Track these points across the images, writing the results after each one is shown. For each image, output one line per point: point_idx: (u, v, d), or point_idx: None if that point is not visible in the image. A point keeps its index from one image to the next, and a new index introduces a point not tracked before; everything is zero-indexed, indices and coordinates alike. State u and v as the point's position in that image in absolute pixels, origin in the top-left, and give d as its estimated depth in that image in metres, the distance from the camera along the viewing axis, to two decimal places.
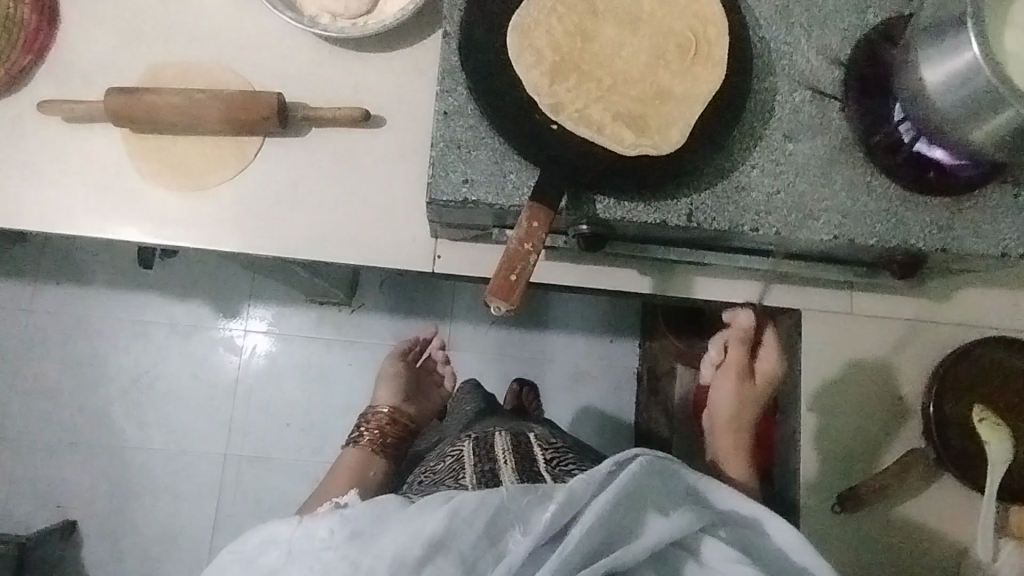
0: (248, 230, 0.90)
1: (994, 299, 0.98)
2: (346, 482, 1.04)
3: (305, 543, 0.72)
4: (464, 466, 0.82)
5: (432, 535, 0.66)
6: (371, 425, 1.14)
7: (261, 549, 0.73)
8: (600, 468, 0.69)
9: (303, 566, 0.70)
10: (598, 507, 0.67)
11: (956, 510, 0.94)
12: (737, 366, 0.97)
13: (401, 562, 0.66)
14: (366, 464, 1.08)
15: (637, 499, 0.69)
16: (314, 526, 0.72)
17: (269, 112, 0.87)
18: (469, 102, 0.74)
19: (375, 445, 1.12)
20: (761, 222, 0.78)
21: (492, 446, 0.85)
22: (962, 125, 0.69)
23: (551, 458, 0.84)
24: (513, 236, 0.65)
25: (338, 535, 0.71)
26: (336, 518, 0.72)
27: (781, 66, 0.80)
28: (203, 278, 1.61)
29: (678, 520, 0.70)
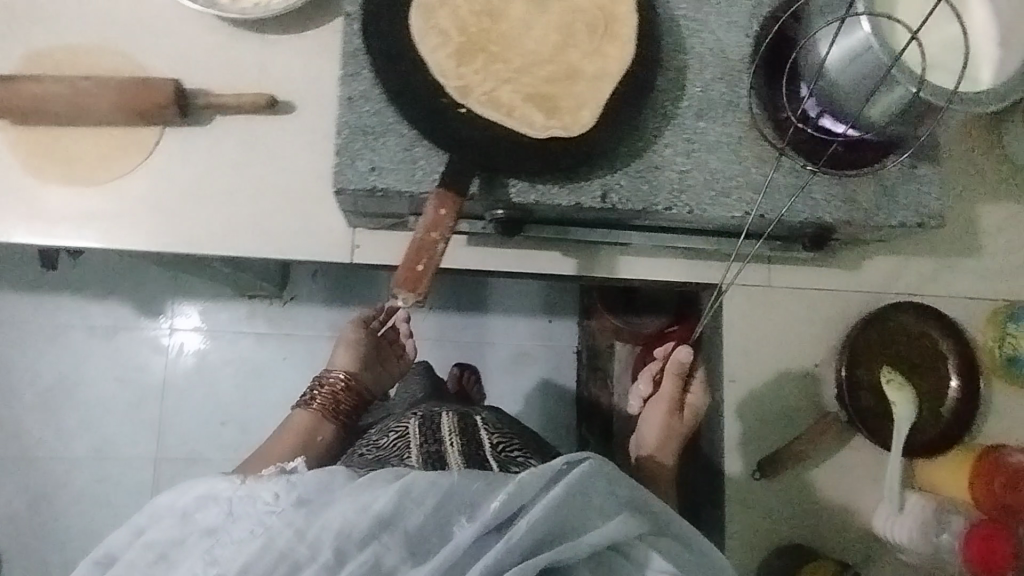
0: (148, 228, 0.85)
1: (902, 266, 1.02)
2: (291, 447, 0.93)
3: (247, 503, 0.61)
4: (411, 444, 0.78)
5: (381, 510, 0.58)
6: (324, 389, 1.01)
7: (199, 504, 0.62)
8: (551, 464, 0.61)
9: (241, 529, 0.59)
10: (542, 506, 0.59)
11: (869, 467, 0.99)
12: (668, 398, 0.98)
13: (347, 536, 0.57)
14: (314, 430, 0.97)
15: (583, 504, 0.61)
16: (258, 487, 0.61)
17: (165, 102, 0.82)
18: (375, 87, 0.72)
19: (327, 410, 1.00)
20: (676, 201, 0.78)
21: (438, 426, 0.82)
22: (859, 101, 0.71)
23: (496, 445, 0.82)
24: (420, 225, 0.64)
25: (284, 500, 0.60)
26: (283, 482, 0.62)
27: (690, 44, 0.81)
28: (121, 276, 1.52)
29: (625, 527, 0.62)
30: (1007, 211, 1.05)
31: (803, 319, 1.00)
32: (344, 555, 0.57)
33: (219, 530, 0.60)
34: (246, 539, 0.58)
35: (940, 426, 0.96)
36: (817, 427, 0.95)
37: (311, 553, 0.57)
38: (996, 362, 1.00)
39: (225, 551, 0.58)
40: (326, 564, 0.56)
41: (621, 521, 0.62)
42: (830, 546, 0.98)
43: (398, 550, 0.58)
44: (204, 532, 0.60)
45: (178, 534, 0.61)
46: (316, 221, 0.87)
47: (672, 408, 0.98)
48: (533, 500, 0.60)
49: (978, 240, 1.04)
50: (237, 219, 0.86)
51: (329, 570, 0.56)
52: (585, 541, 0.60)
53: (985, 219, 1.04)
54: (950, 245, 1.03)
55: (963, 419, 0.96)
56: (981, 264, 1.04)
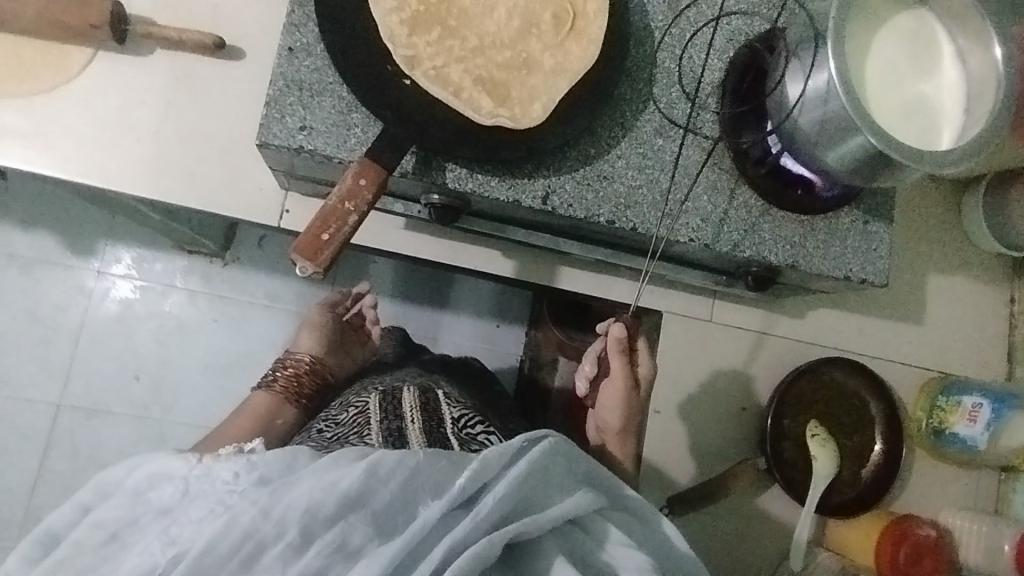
0: (60, 152, 0.79)
1: (843, 321, 1.01)
2: (248, 427, 0.84)
3: (204, 483, 0.57)
4: (371, 421, 0.71)
5: (347, 490, 0.52)
6: (287, 371, 0.94)
7: (152, 483, 0.58)
8: (513, 442, 0.58)
9: (199, 508, 0.55)
10: (505, 484, 0.56)
11: (784, 520, 0.97)
12: (621, 374, 0.83)
13: (313, 516, 0.51)
14: (274, 412, 0.89)
15: (545, 480, 0.59)
16: (216, 466, 0.58)
17: (100, 21, 0.76)
18: (320, 42, 0.67)
19: (288, 393, 0.92)
20: (620, 215, 0.75)
21: (400, 401, 0.75)
22: (819, 145, 0.69)
23: (459, 420, 0.75)
24: (336, 192, 0.59)
25: (243, 481, 0.56)
26: (243, 461, 0.58)
27: (662, 58, 0.78)
28: (55, 209, 1.43)
29: (587, 502, 0.60)
30: (954, 285, 1.05)
31: (738, 360, 0.98)
32: (310, 534, 0.51)
33: (173, 510, 0.56)
34: (206, 516, 0.54)
35: (858, 488, 0.95)
36: (732, 469, 0.92)
37: (276, 533, 0.51)
38: (921, 432, 1.00)
39: (181, 530, 0.54)
40: (291, 544, 0.51)
41: (582, 496, 0.60)
42: None
43: (364, 529, 0.53)
44: (160, 512, 0.56)
45: (130, 515, 0.56)
46: (246, 178, 0.82)
47: (631, 386, 0.84)
48: (495, 476, 0.57)
49: (923, 308, 1.03)
50: (160, 159, 0.80)
51: (294, 551, 0.51)
52: (549, 515, 0.58)
53: (932, 289, 1.04)
54: (895, 309, 1.02)
55: (884, 483, 0.94)
56: (922, 332, 1.03)
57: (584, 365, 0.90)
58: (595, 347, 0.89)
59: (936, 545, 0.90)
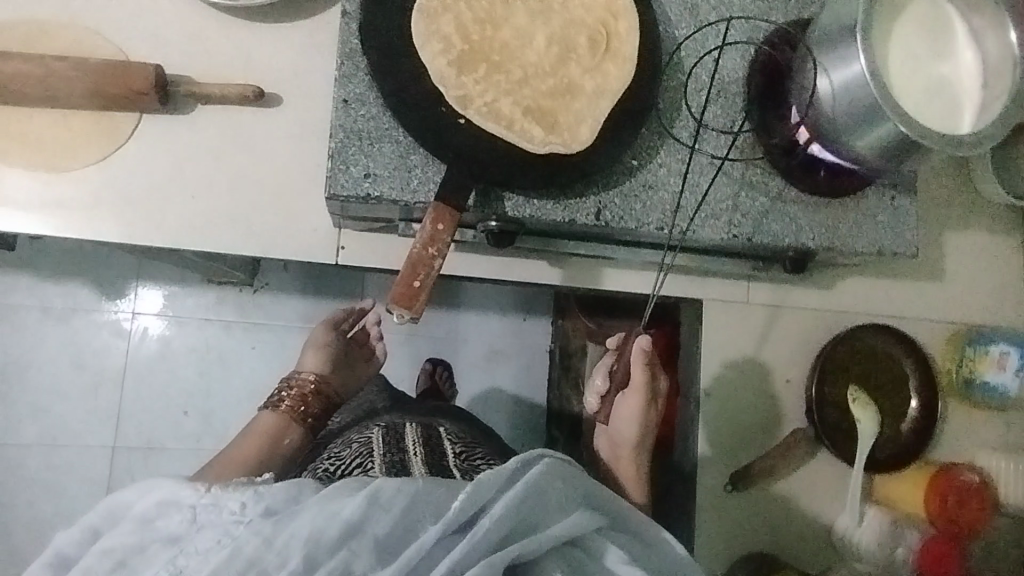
0: (123, 217, 0.81)
1: (869, 287, 1.06)
2: (256, 454, 0.89)
3: (212, 513, 0.61)
4: (374, 453, 0.76)
5: (349, 517, 0.57)
6: (294, 391, 0.98)
7: (160, 511, 0.62)
8: (508, 464, 0.63)
9: (207, 538, 0.59)
10: (501, 506, 0.60)
11: (835, 481, 1.02)
12: (637, 386, 0.89)
13: (316, 543, 0.55)
14: (282, 433, 0.93)
15: (544, 500, 0.63)
16: (225, 497, 0.61)
17: (145, 87, 0.78)
18: (372, 90, 0.71)
19: (295, 413, 0.96)
20: (667, 221, 0.80)
21: (402, 436, 0.81)
22: (849, 133, 0.72)
23: (460, 453, 0.81)
24: (418, 239, 0.65)
25: (251, 511, 0.60)
26: (250, 493, 0.62)
27: (689, 64, 0.82)
28: (83, 257, 1.45)
29: (585, 520, 0.64)
30: (969, 241, 1.10)
31: (777, 337, 1.03)
32: (313, 561, 0.55)
33: (182, 539, 0.59)
34: (213, 548, 0.58)
35: (901, 443, 1.01)
36: (784, 442, 0.99)
37: (279, 560, 0.55)
38: (954, 382, 1.05)
39: (188, 560, 0.57)
40: (295, 570, 0.55)
41: (582, 515, 0.64)
42: (796, 558, 1.00)
43: (367, 556, 0.57)
44: (166, 542, 0.60)
45: (137, 541, 0.60)
46: (300, 220, 0.84)
47: (646, 402, 0.89)
48: (493, 498, 0.61)
49: (942, 267, 1.08)
50: (215, 211, 0.83)
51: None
52: (546, 535, 0.61)
53: (949, 247, 1.09)
54: (916, 271, 1.07)
55: (923, 436, 1.01)
56: (944, 289, 1.08)
57: (597, 379, 0.94)
58: (608, 360, 0.94)
59: (982, 488, 0.96)
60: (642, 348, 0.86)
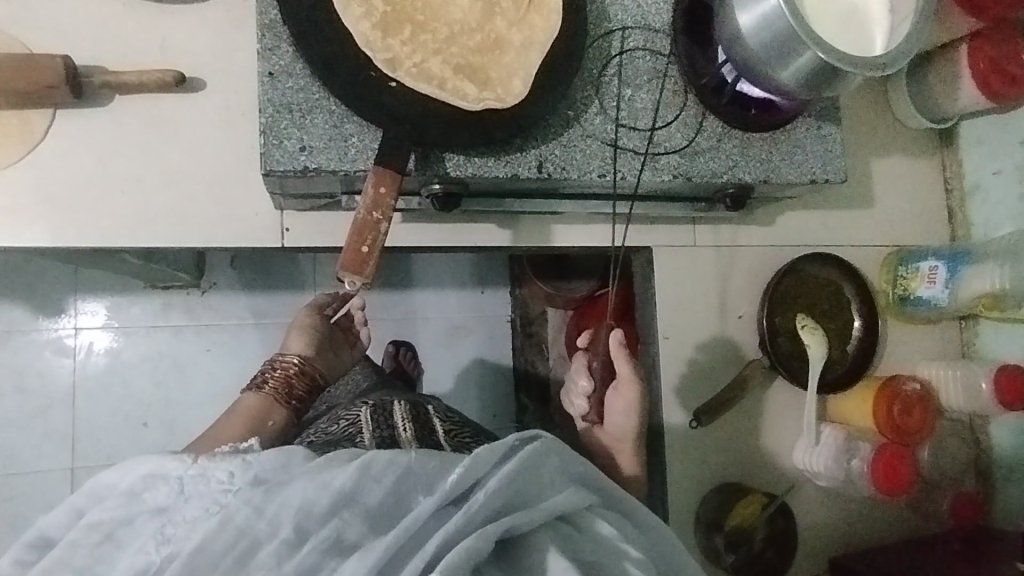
0: (45, 221, 0.78)
1: (807, 219, 1.11)
2: (241, 432, 0.89)
3: (200, 484, 0.59)
4: (362, 430, 0.75)
5: (341, 488, 0.56)
6: (278, 373, 1.00)
7: (148, 484, 0.60)
8: (505, 440, 0.62)
9: (196, 508, 0.58)
10: (495, 481, 0.58)
11: (792, 405, 1.07)
12: (628, 381, 0.91)
13: (307, 513, 0.55)
14: (265, 414, 0.94)
15: (537, 479, 0.61)
16: (213, 467, 0.60)
17: (55, 81, 0.74)
18: (297, 62, 0.70)
19: (279, 395, 0.98)
20: (609, 167, 0.81)
21: (391, 413, 0.79)
22: (770, 66, 0.75)
23: (449, 430, 0.81)
24: (362, 204, 0.65)
25: (240, 479, 0.59)
26: (238, 461, 0.60)
27: (614, 12, 0.84)
28: (13, 276, 1.38)
29: (575, 497, 0.63)
30: (894, 166, 1.15)
31: (725, 277, 1.07)
32: (304, 532, 0.55)
33: (170, 509, 0.58)
34: (202, 516, 0.57)
35: (847, 363, 1.06)
36: (745, 372, 1.02)
37: (271, 530, 0.55)
38: (891, 301, 1.11)
39: (177, 530, 0.57)
40: (286, 540, 0.54)
41: (573, 492, 0.63)
42: (764, 483, 1.05)
43: (359, 526, 0.56)
44: (153, 512, 0.58)
45: (125, 514, 0.58)
46: (240, 202, 0.82)
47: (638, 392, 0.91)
48: (486, 475, 0.60)
49: (871, 193, 1.14)
50: (148, 208, 0.80)
51: (290, 546, 0.54)
52: (540, 510, 0.59)
53: (876, 172, 1.14)
54: (848, 199, 1.13)
55: (867, 354, 1.06)
56: (875, 213, 1.14)
57: (580, 381, 0.97)
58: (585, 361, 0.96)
59: (924, 396, 1.01)
60: (616, 342, 0.90)
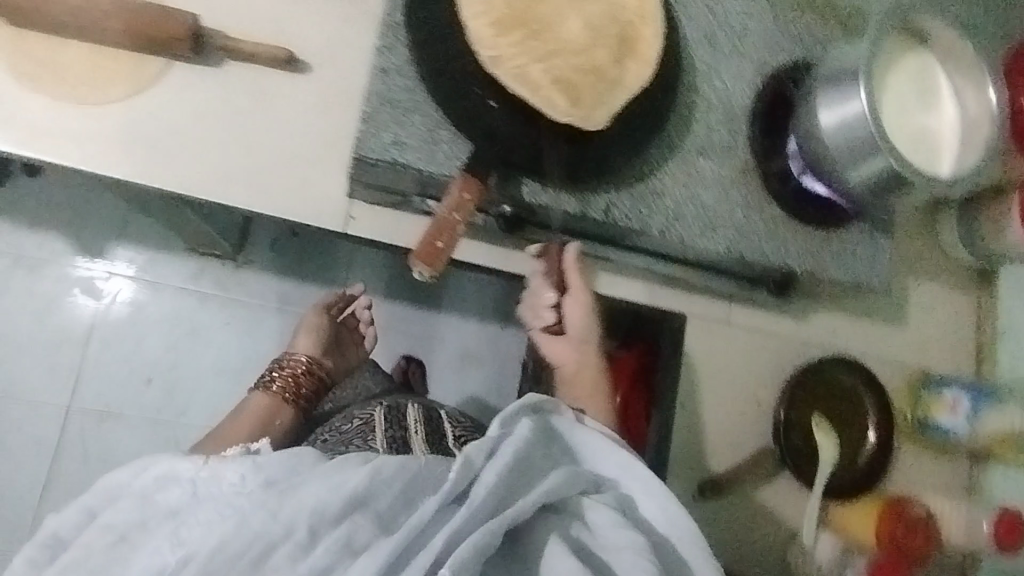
0: (133, 158, 0.81)
1: (839, 324, 1.12)
2: (250, 430, 0.89)
3: (211, 486, 0.62)
4: (375, 428, 0.78)
5: (353, 490, 0.58)
6: (285, 373, 1.00)
7: (159, 486, 0.64)
8: (492, 433, 0.66)
9: (208, 510, 0.60)
10: (491, 473, 0.62)
11: (793, 505, 1.05)
12: (588, 393, 0.88)
13: (320, 515, 0.56)
14: (273, 412, 0.93)
15: (526, 468, 0.65)
16: (222, 468, 0.62)
17: (182, 34, 0.80)
18: (410, 65, 0.76)
19: (286, 394, 0.97)
20: (670, 226, 0.85)
21: (404, 414, 0.81)
22: (842, 165, 0.79)
23: (461, 437, 0.81)
24: (445, 204, 0.71)
25: (251, 482, 0.60)
26: (248, 462, 0.62)
27: (703, 85, 0.88)
28: (64, 210, 1.42)
29: (564, 476, 0.66)
30: (932, 291, 1.17)
31: (753, 362, 1.07)
32: (317, 534, 0.56)
33: (182, 512, 0.61)
34: (215, 519, 0.59)
35: (857, 472, 1.05)
36: (753, 458, 1.04)
37: (285, 533, 0.56)
38: (909, 424, 1.11)
39: (191, 531, 0.59)
40: (300, 543, 0.56)
41: (561, 474, 0.66)
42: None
43: (369, 528, 0.58)
44: (166, 514, 0.62)
45: (138, 516, 0.62)
46: (316, 182, 0.86)
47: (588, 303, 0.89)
48: (479, 469, 0.63)
49: (906, 312, 1.15)
50: (228, 168, 0.84)
51: (304, 549, 0.56)
52: (534, 497, 0.62)
53: (914, 295, 1.16)
54: (882, 312, 1.14)
55: (876, 467, 1.06)
56: (907, 332, 1.15)
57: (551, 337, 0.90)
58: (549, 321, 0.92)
59: (926, 522, 0.97)
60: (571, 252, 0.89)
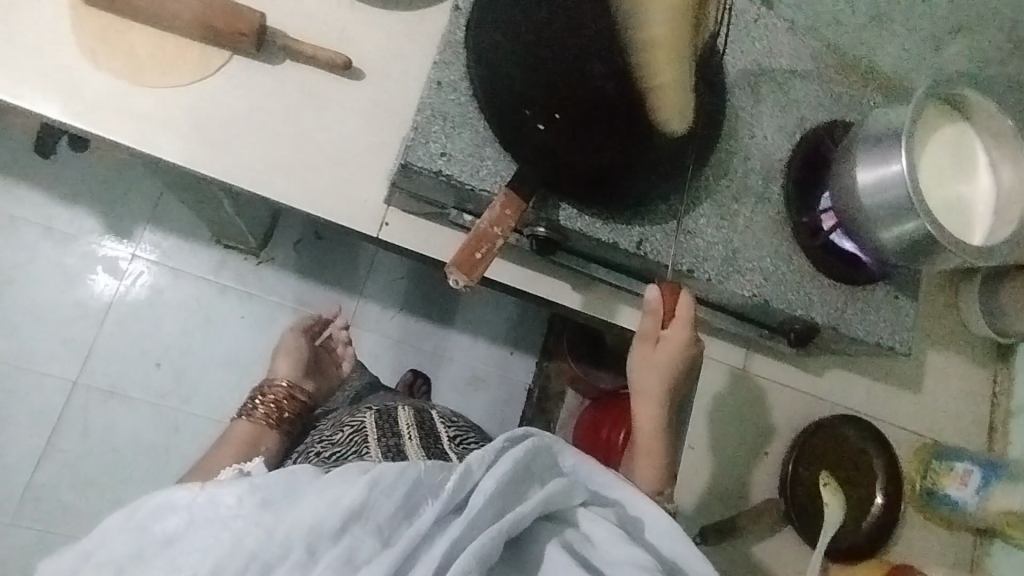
0: (184, 142, 0.84)
1: (854, 384, 1.11)
2: (236, 454, 0.87)
3: (209, 511, 0.57)
4: (368, 439, 0.76)
5: (352, 503, 0.57)
6: (269, 398, 0.96)
7: (155, 515, 0.58)
8: (495, 442, 0.65)
9: (206, 536, 0.56)
10: (491, 482, 0.61)
11: (791, 565, 1.03)
12: (648, 447, 0.83)
13: (318, 532, 0.55)
14: (259, 437, 0.91)
15: (526, 478, 0.64)
16: (219, 493, 0.58)
17: (248, 31, 0.83)
18: (464, 82, 0.78)
19: (271, 419, 0.94)
20: (699, 265, 0.85)
21: (396, 419, 0.80)
22: (876, 224, 0.80)
23: (454, 438, 0.80)
24: (486, 219, 0.73)
25: (248, 504, 0.57)
26: (245, 484, 0.59)
27: (744, 133, 0.90)
28: (98, 189, 1.45)
29: (564, 487, 0.65)
30: (949, 362, 1.17)
31: (764, 412, 1.07)
32: (316, 549, 0.55)
33: (179, 541, 0.57)
34: (213, 547, 0.55)
35: (862, 536, 1.03)
36: (756, 509, 1.01)
37: (282, 551, 0.55)
38: (916, 492, 1.09)
39: (189, 560, 0.55)
40: (299, 560, 0.55)
41: (561, 483, 0.65)
42: None
43: (370, 542, 0.57)
44: (163, 542, 0.57)
45: (133, 548, 0.57)
46: (355, 186, 0.88)
47: (646, 345, 0.82)
48: (480, 476, 0.62)
49: (922, 380, 1.15)
50: (273, 162, 0.86)
51: (303, 566, 0.55)
52: (533, 508, 0.62)
53: (931, 363, 1.16)
54: (898, 377, 1.13)
55: (880, 532, 1.04)
56: (922, 399, 1.14)
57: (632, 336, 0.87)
58: None
59: None
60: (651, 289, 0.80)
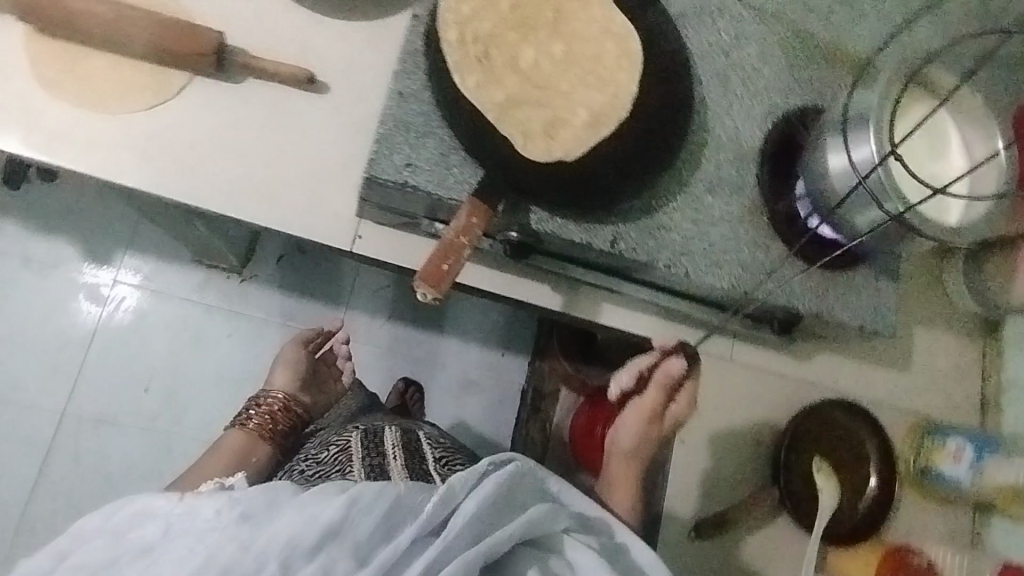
0: (149, 167, 0.83)
1: (843, 367, 1.11)
2: (225, 465, 0.87)
3: (186, 522, 0.59)
4: (353, 457, 0.76)
5: (329, 521, 0.57)
6: (261, 410, 0.97)
7: (134, 524, 0.60)
8: (478, 466, 0.64)
9: (180, 546, 0.57)
10: (473, 504, 0.61)
11: (788, 552, 1.03)
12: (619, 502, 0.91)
13: (293, 549, 0.56)
14: (249, 449, 0.91)
15: (508, 500, 0.64)
16: (199, 504, 0.59)
17: (207, 51, 0.82)
18: (426, 90, 0.78)
19: (263, 430, 0.95)
20: (676, 260, 0.85)
21: (382, 441, 0.80)
22: (848, 208, 0.80)
23: (440, 458, 0.80)
24: (452, 227, 0.72)
25: (226, 515, 0.58)
26: (225, 496, 0.60)
27: (715, 123, 0.89)
28: (77, 215, 1.44)
29: (545, 511, 0.65)
30: (937, 340, 1.16)
31: (755, 401, 1.06)
32: (291, 566, 0.55)
33: (156, 549, 0.57)
34: (186, 556, 0.56)
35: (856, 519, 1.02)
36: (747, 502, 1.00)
37: (257, 566, 0.55)
38: (911, 473, 1.08)
39: (161, 568, 0.56)
40: None
41: (542, 507, 0.65)
42: None
43: (346, 561, 0.57)
44: (138, 551, 0.58)
45: (108, 557, 0.58)
46: (326, 200, 0.87)
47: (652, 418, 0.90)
48: (462, 497, 0.62)
49: (911, 359, 1.14)
50: (241, 181, 0.85)
51: None
52: (512, 533, 0.62)
53: (918, 342, 1.16)
54: (886, 358, 1.13)
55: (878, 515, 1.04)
56: (912, 379, 1.14)
57: (621, 375, 0.93)
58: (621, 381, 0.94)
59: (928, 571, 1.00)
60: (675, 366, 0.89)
